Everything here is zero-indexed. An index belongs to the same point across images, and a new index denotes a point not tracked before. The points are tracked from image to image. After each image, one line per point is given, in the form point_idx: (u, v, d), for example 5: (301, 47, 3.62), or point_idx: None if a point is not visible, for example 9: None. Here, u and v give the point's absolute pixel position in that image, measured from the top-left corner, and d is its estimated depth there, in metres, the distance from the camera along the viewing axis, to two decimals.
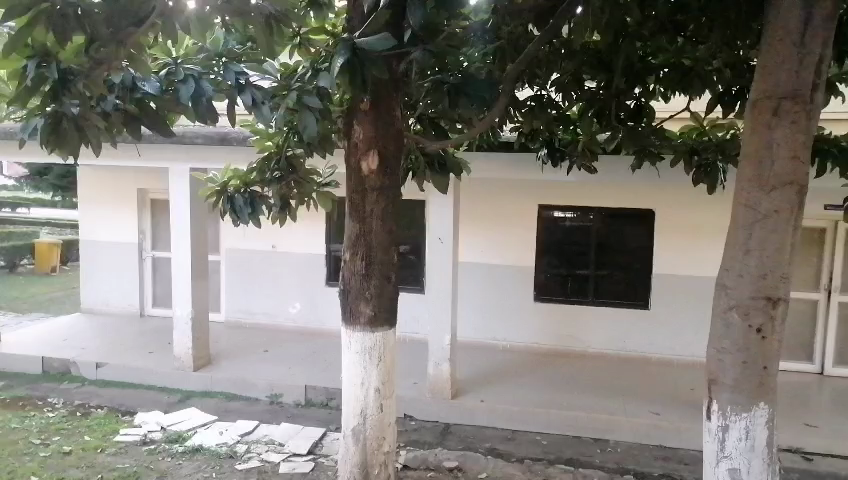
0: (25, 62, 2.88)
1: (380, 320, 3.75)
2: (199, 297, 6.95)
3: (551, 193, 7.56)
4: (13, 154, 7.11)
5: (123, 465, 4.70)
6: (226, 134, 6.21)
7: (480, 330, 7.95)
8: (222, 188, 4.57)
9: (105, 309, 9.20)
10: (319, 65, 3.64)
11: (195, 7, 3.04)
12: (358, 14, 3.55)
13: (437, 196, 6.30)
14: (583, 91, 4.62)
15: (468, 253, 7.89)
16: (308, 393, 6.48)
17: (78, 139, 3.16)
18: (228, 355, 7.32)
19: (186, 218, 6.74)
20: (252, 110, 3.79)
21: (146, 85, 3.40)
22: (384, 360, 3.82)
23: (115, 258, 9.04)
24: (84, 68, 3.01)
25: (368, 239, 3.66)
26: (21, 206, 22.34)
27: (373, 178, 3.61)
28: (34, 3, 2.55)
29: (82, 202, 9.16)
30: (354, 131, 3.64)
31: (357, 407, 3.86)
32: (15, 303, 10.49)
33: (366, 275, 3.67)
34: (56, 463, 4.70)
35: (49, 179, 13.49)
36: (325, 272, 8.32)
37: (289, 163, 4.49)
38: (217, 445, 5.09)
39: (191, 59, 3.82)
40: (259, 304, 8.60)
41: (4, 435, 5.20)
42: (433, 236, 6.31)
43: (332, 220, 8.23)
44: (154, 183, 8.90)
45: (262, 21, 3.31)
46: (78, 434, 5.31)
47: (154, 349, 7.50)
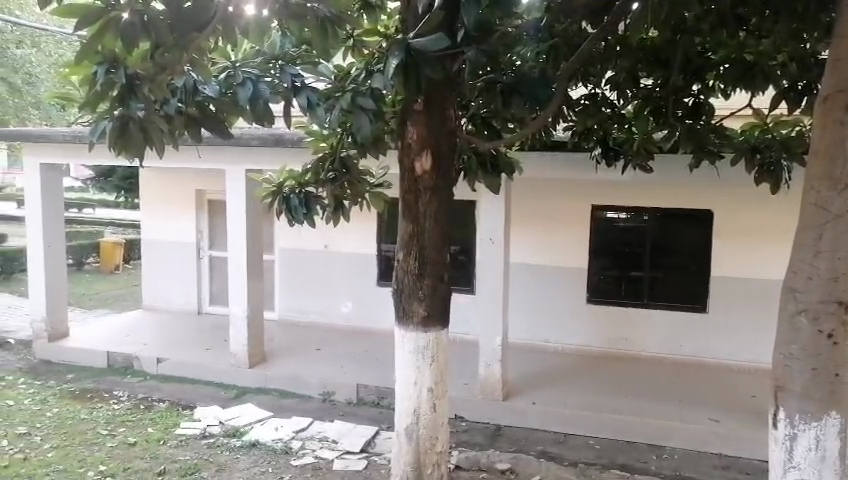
0: (95, 67, 3.08)
1: (433, 320, 3.76)
2: (255, 296, 7.11)
3: (606, 194, 7.42)
4: (82, 156, 7.43)
5: (185, 458, 4.85)
6: (282, 136, 6.29)
7: (531, 331, 7.87)
8: (279, 189, 4.65)
9: (165, 306, 9.52)
10: (373, 66, 3.72)
11: (255, 12, 3.07)
12: (412, 15, 3.56)
13: (489, 197, 6.27)
14: (639, 89, 4.58)
15: (519, 254, 7.83)
16: (359, 391, 6.55)
17: (142, 142, 3.26)
18: (282, 353, 7.47)
19: (243, 218, 6.91)
20: (308, 113, 3.85)
21: (207, 89, 3.60)
22: (437, 360, 3.83)
23: (175, 257, 9.35)
24: (149, 73, 3.13)
25: (422, 238, 3.67)
26: (87, 207, 23.36)
27: (426, 178, 3.62)
28: (105, 10, 2.68)
29: (144, 203, 9.50)
30: (407, 132, 3.64)
31: (410, 406, 3.88)
32: (82, 300, 10.96)
33: (420, 276, 3.69)
34: (122, 454, 4.88)
35: (113, 181, 14.02)
36: (376, 271, 8.39)
37: (344, 164, 4.56)
38: (273, 440, 5.19)
39: (249, 62, 3.94)
40: (311, 303, 8.75)
41: (74, 425, 5.44)
42: (483, 237, 6.28)
43: (383, 220, 8.30)
44: (212, 184, 9.14)
45: (316, 23, 3.32)
46: (142, 426, 5.50)
47: (212, 346, 7.70)
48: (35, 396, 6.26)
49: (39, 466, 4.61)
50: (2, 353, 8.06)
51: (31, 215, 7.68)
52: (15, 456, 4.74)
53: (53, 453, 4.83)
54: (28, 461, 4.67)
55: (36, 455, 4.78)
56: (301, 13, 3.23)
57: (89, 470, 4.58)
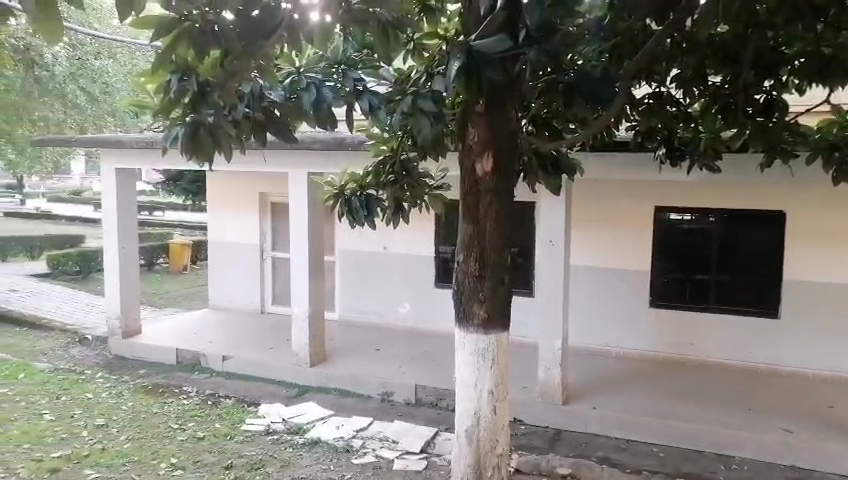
0: (169, 76, 3.20)
1: (494, 322, 3.73)
2: (316, 296, 7.24)
3: (670, 195, 7.23)
4: (156, 161, 7.75)
5: (250, 453, 4.98)
6: (343, 139, 6.38)
7: (592, 334, 7.73)
8: (340, 192, 4.73)
9: (230, 305, 9.83)
10: (434, 68, 3.73)
11: (318, 18, 3.08)
12: (474, 17, 3.52)
13: (549, 198, 6.19)
14: (706, 87, 4.42)
15: (579, 257, 7.71)
16: (418, 392, 6.59)
17: (212, 147, 3.29)
18: (342, 353, 7.59)
19: (305, 220, 7.08)
20: (369, 116, 3.99)
21: (273, 94, 3.70)
22: (498, 362, 3.81)
23: (240, 258, 9.63)
24: (219, 81, 3.28)
25: (482, 241, 3.63)
26: (157, 209, 24.37)
27: (488, 180, 3.58)
28: (177, 23, 2.80)
29: (211, 205, 9.84)
30: (468, 134, 3.62)
31: (470, 408, 3.88)
32: (153, 299, 11.45)
33: (480, 277, 3.65)
34: (192, 447, 5.06)
35: (182, 184, 14.58)
36: (434, 273, 8.41)
37: (403, 167, 4.63)
38: (334, 438, 5.29)
39: (313, 68, 4.02)
40: (370, 304, 8.86)
41: (148, 418, 5.68)
42: (544, 239, 6.21)
43: (441, 222, 8.33)
44: (275, 187, 9.38)
45: (379, 27, 3.38)
46: (210, 421, 5.69)
47: (274, 345, 7.90)
48: (112, 390, 6.56)
49: (117, 456, 4.82)
50: (81, 348, 8.49)
51: (108, 217, 8.06)
52: (94, 446, 4.96)
53: (129, 445, 5.04)
54: (106, 451, 4.89)
55: (114, 446, 5.01)
56: (364, 19, 3.29)
57: (163, 462, 4.77)
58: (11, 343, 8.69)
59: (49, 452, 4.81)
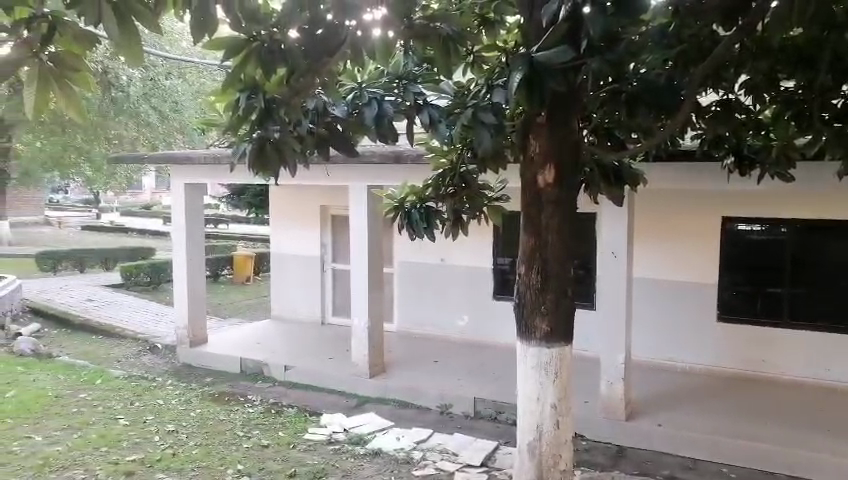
0: (239, 94, 3.31)
1: (556, 335, 3.67)
2: (376, 307, 7.32)
3: (739, 205, 6.99)
4: (223, 176, 8.03)
5: (313, 462, 5.07)
6: (402, 152, 6.46)
7: (656, 349, 7.52)
8: (400, 204, 4.71)
9: (291, 316, 10.04)
10: (494, 80, 3.72)
11: (380, 33, 3.17)
12: (535, 29, 3.45)
13: (611, 209, 6.07)
14: (778, 92, 4.24)
15: (641, 268, 7.54)
16: (477, 404, 6.55)
17: (278, 161, 3.40)
18: (401, 364, 7.64)
19: (365, 232, 7.18)
20: (430, 129, 3.96)
21: (337, 109, 3.77)
22: (561, 375, 3.76)
23: (301, 270, 9.84)
24: (284, 97, 3.32)
25: (544, 253, 3.57)
26: (222, 222, 25.16)
27: (550, 190, 3.52)
28: (246, 42, 2.94)
29: (274, 218, 10.11)
30: (529, 145, 3.59)
31: (532, 422, 3.84)
32: (218, 309, 11.82)
33: (542, 290, 3.59)
34: (256, 455, 5.18)
35: (246, 198, 15.04)
36: (493, 285, 8.36)
37: (463, 179, 4.64)
38: (395, 450, 5.32)
39: (374, 83, 4.07)
40: (428, 315, 8.89)
41: (215, 425, 5.86)
42: (605, 251, 6.10)
43: (500, 234, 8.28)
44: (335, 200, 9.56)
45: (440, 41, 3.44)
46: (273, 429, 5.82)
47: (334, 355, 8.01)
48: (181, 397, 6.79)
49: (186, 460, 4.99)
50: (152, 356, 8.85)
51: (177, 230, 8.39)
52: (165, 450, 5.15)
53: (198, 450, 5.20)
54: (176, 456, 5.06)
55: (183, 451, 5.18)
56: (425, 33, 3.38)
57: (229, 468, 4.90)
58: (88, 349, 9.14)
59: (124, 455, 5.02)
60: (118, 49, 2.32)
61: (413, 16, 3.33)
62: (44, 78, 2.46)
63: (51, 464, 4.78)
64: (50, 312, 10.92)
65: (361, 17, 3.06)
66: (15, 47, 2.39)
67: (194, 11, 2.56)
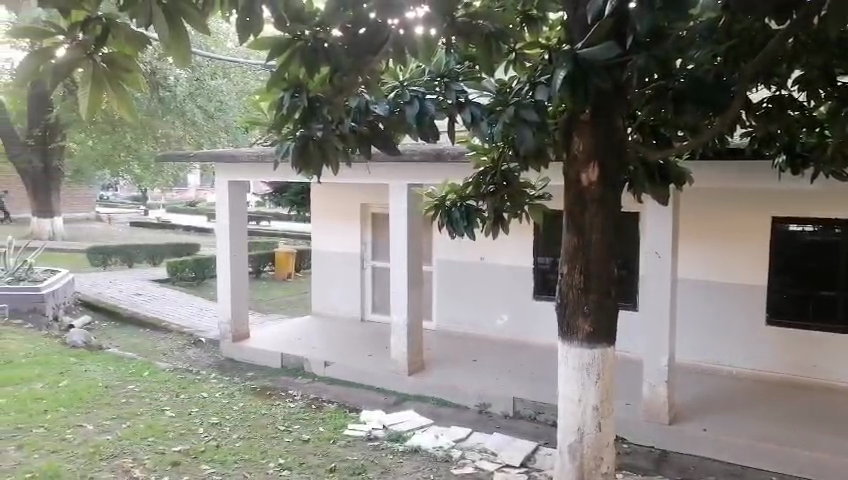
0: (282, 93, 3.38)
1: (599, 336, 3.62)
2: (415, 305, 7.35)
3: (789, 205, 6.76)
4: (265, 174, 8.16)
5: (352, 458, 5.11)
6: (442, 150, 6.44)
7: (702, 352, 7.35)
8: (441, 203, 4.70)
9: (331, 313, 10.14)
10: (537, 78, 3.65)
11: (422, 31, 3.18)
12: (578, 26, 3.40)
13: (656, 209, 5.95)
14: (834, 88, 4.09)
15: (686, 269, 7.38)
16: (516, 404, 6.52)
17: (320, 159, 3.40)
18: (439, 362, 7.64)
19: (404, 230, 7.21)
20: (472, 128, 3.89)
21: (378, 108, 3.73)
22: (603, 377, 3.70)
23: (341, 267, 9.94)
24: (327, 96, 3.38)
25: (587, 252, 3.51)
26: (264, 219, 25.59)
27: (593, 189, 3.47)
28: (290, 42, 2.97)
29: (315, 216, 10.23)
30: (572, 143, 3.53)
31: (574, 424, 3.80)
32: (260, 305, 12.01)
33: (585, 290, 3.54)
34: (297, 449, 5.24)
35: (287, 196, 15.27)
36: (533, 285, 8.30)
37: (504, 177, 4.64)
38: (434, 448, 5.33)
39: (416, 81, 4.07)
40: (467, 314, 8.86)
41: (257, 418, 5.96)
42: (649, 251, 5.99)
43: (540, 233, 8.20)
44: (375, 198, 9.61)
45: (481, 39, 3.44)
46: (314, 425, 5.89)
47: (373, 352, 8.06)
48: (225, 390, 6.92)
49: (229, 453, 5.08)
50: (196, 350, 9.05)
51: (220, 228, 8.56)
52: (209, 443, 5.26)
53: (241, 443, 5.29)
54: (219, 449, 5.16)
55: (226, 444, 5.27)
56: (468, 31, 3.38)
57: (271, 461, 4.97)
58: (136, 342, 9.41)
59: (169, 445, 5.15)
60: (167, 50, 2.38)
61: (456, 15, 3.35)
62: (97, 80, 2.55)
63: (102, 452, 4.93)
64: (100, 306, 11.28)
65: (404, 14, 3.04)
66: (70, 49, 2.45)
67: (241, 11, 2.61)
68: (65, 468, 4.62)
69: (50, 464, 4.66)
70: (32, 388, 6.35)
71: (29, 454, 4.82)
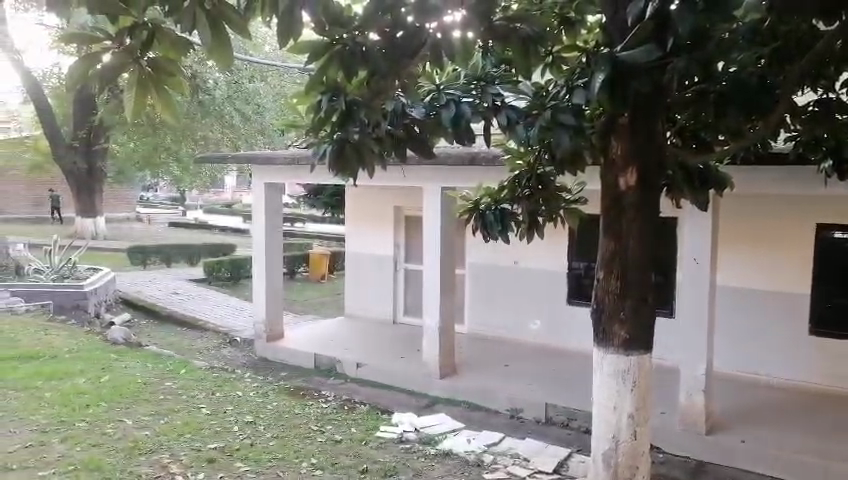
0: (320, 97, 3.38)
1: (636, 343, 3.56)
2: (448, 308, 7.34)
3: (834, 212, 6.59)
4: (302, 176, 8.26)
5: (384, 459, 5.12)
6: (477, 154, 6.43)
7: (741, 361, 7.18)
8: (475, 206, 4.71)
9: (364, 315, 10.19)
10: (574, 81, 3.59)
11: (459, 35, 3.19)
12: (618, 28, 3.36)
13: (695, 214, 5.84)
14: None
15: (726, 276, 7.23)
16: (548, 410, 6.47)
17: (358, 162, 3.43)
18: (472, 367, 7.61)
19: (438, 233, 7.22)
20: (507, 131, 3.81)
21: (414, 110, 3.75)
22: (639, 384, 3.65)
23: (375, 270, 9.99)
24: (364, 99, 3.39)
25: (625, 258, 3.45)
26: (299, 221, 25.91)
27: (631, 194, 3.41)
28: (328, 46, 3.01)
29: (349, 218, 10.33)
30: (611, 147, 3.50)
31: (608, 431, 3.75)
32: (294, 305, 12.15)
33: (622, 296, 3.48)
34: (330, 450, 5.28)
35: (322, 198, 15.42)
36: (567, 290, 8.21)
37: (539, 180, 4.57)
38: (466, 452, 5.33)
39: (453, 84, 4.07)
40: (500, 319, 8.82)
41: (290, 418, 6.02)
42: (687, 257, 5.88)
43: (575, 238, 8.13)
44: (409, 201, 9.65)
45: (518, 42, 3.43)
46: (347, 426, 5.93)
47: (405, 354, 8.09)
48: (259, 389, 7.01)
49: (263, 452, 5.14)
50: (232, 349, 9.20)
51: (257, 229, 8.70)
52: (243, 441, 5.33)
53: (275, 442, 5.36)
54: (254, 447, 5.22)
55: (261, 442, 5.34)
56: (505, 34, 3.39)
57: (304, 461, 5.02)
58: (174, 340, 9.61)
59: (205, 442, 5.24)
60: (209, 55, 2.43)
61: (494, 18, 3.36)
62: (142, 84, 2.61)
63: (141, 447, 5.04)
64: (139, 304, 11.56)
65: (441, 19, 3.09)
66: (118, 54, 2.52)
67: (281, 16, 2.63)
68: (105, 461, 4.73)
69: (91, 457, 4.78)
70: (74, 383, 6.53)
71: (71, 447, 4.95)
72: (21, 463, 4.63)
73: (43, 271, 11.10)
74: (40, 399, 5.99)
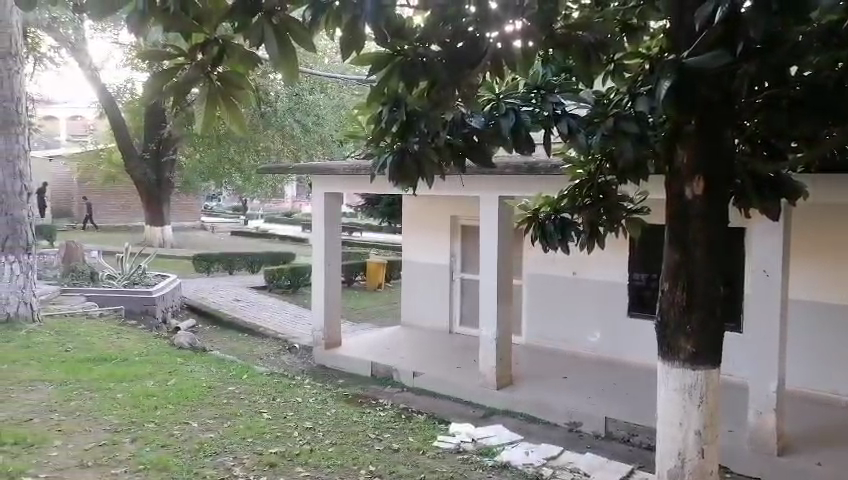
0: (382, 107, 3.40)
1: (704, 357, 3.43)
2: (505, 319, 7.28)
3: None
4: (362, 187, 8.36)
5: (442, 469, 5.11)
6: (535, 164, 6.38)
7: (816, 379, 6.83)
8: (534, 215, 4.67)
9: (420, 323, 10.23)
10: (638, 88, 3.56)
11: (520, 44, 3.17)
12: (686, 34, 3.25)
13: (765, 224, 5.62)
14: None
15: (799, 289, 6.92)
16: (609, 425, 6.33)
17: (417, 173, 3.46)
18: (529, 378, 7.52)
19: (495, 242, 7.19)
20: (568, 140, 3.77)
21: (474, 120, 3.73)
22: (707, 401, 3.52)
23: (431, 278, 10.02)
24: (425, 109, 3.34)
25: (691, 269, 3.31)
26: (356, 230, 26.33)
27: (698, 203, 3.27)
28: (390, 57, 3.04)
29: (406, 227, 10.38)
30: (677, 155, 3.35)
31: (673, 449, 3.63)
32: (351, 313, 12.32)
33: (688, 308, 3.34)
34: (388, 457, 5.31)
35: (380, 208, 15.63)
36: (628, 301, 8.03)
37: (601, 190, 4.48)
38: (524, 464, 5.26)
39: (513, 93, 4.03)
40: (558, 330, 8.70)
41: (349, 426, 6.07)
42: (757, 269, 5.66)
43: (637, 249, 7.93)
44: (465, 210, 9.64)
45: (580, 49, 3.44)
46: (404, 434, 5.96)
47: (462, 365, 8.07)
48: (318, 396, 7.12)
49: (323, 457, 5.22)
50: (291, 356, 9.39)
51: (317, 236, 8.87)
52: (304, 446, 5.42)
53: (334, 448, 5.43)
54: (314, 452, 5.31)
55: (320, 448, 5.43)
56: (566, 42, 3.38)
57: (363, 468, 5.06)
58: (236, 345, 9.91)
59: (267, 447, 5.35)
60: (277, 66, 2.49)
61: (555, 25, 3.34)
62: (212, 98, 2.69)
63: (207, 449, 5.20)
64: (204, 310, 11.97)
65: (503, 29, 3.09)
66: (191, 69, 2.62)
67: (344, 28, 2.69)
68: (174, 461, 4.90)
69: (161, 457, 4.96)
70: (144, 385, 6.80)
71: (142, 446, 5.15)
72: (97, 461, 4.84)
73: (115, 277, 11.65)
74: (113, 399, 6.25)
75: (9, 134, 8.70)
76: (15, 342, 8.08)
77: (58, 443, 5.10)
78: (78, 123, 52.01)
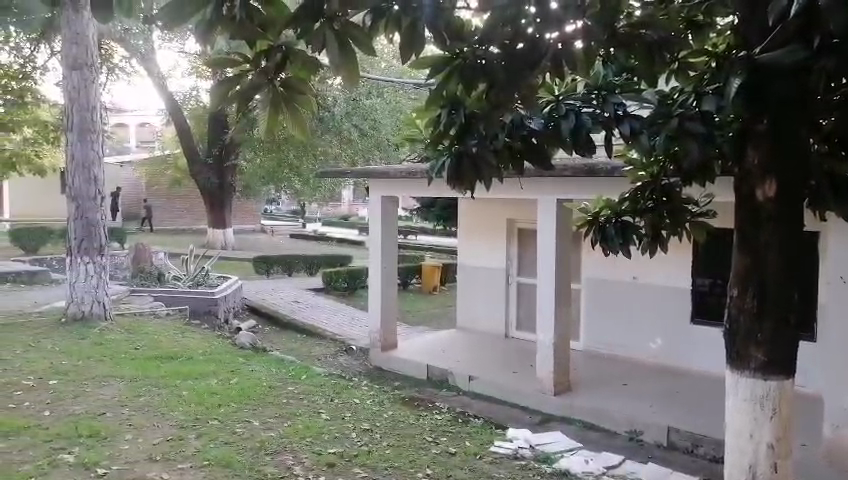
0: (440, 109, 3.41)
1: (776, 367, 3.28)
2: (564, 323, 7.16)
3: None
4: (419, 190, 8.38)
5: (500, 474, 5.07)
6: (594, 166, 6.26)
7: None
8: (594, 218, 4.62)
9: (475, 326, 10.18)
10: (703, 87, 3.43)
11: (582, 45, 3.13)
12: (757, 29, 3.12)
13: (841, 229, 5.35)
14: None
15: None
16: (671, 434, 6.13)
17: (474, 175, 3.38)
18: (587, 384, 7.37)
19: (551, 244, 7.08)
20: (631, 142, 3.68)
21: (533, 122, 3.64)
22: (779, 413, 3.38)
23: (486, 282, 9.97)
24: (484, 111, 3.33)
25: (762, 274, 3.16)
26: (412, 233, 26.48)
27: (770, 206, 3.12)
28: (450, 60, 3.05)
29: (462, 230, 10.36)
30: (746, 155, 3.20)
31: (744, 462, 3.49)
32: (408, 316, 12.39)
33: (759, 316, 3.19)
34: (444, 461, 5.30)
35: (435, 210, 15.65)
36: (692, 308, 7.76)
37: (665, 192, 4.30)
38: (584, 472, 5.17)
39: (572, 94, 3.97)
40: (618, 336, 8.50)
41: (406, 428, 6.09)
42: (833, 275, 5.39)
43: (700, 253, 7.68)
44: (522, 213, 9.56)
45: (643, 48, 3.34)
46: (461, 438, 5.94)
47: (518, 369, 7.98)
48: (375, 398, 7.18)
49: (381, 459, 5.25)
50: (348, 357, 9.52)
51: (373, 239, 8.94)
52: (361, 447, 5.47)
53: (391, 451, 5.45)
54: (371, 454, 5.35)
55: (377, 449, 5.47)
56: (629, 41, 3.30)
57: (419, 471, 5.06)
58: (295, 346, 10.10)
59: (325, 447, 5.42)
60: (339, 71, 2.53)
61: (617, 24, 3.28)
62: (275, 103, 2.73)
63: (269, 446, 5.33)
64: (264, 311, 12.26)
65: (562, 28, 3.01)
66: (255, 76, 2.68)
67: (404, 33, 2.71)
68: (237, 458, 5.03)
69: (225, 454, 5.09)
70: (208, 383, 7.01)
71: (206, 442, 5.30)
72: (163, 455, 5.01)
73: (181, 278, 12.08)
74: (179, 396, 6.47)
75: (86, 140, 9.13)
76: (89, 339, 8.47)
77: (128, 437, 5.31)
78: (146, 131, 54.38)
